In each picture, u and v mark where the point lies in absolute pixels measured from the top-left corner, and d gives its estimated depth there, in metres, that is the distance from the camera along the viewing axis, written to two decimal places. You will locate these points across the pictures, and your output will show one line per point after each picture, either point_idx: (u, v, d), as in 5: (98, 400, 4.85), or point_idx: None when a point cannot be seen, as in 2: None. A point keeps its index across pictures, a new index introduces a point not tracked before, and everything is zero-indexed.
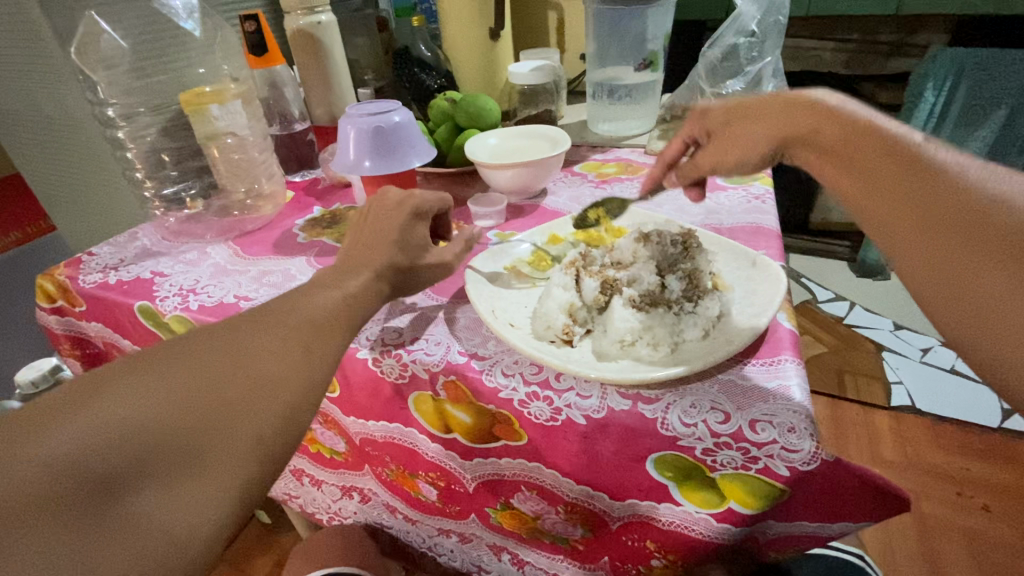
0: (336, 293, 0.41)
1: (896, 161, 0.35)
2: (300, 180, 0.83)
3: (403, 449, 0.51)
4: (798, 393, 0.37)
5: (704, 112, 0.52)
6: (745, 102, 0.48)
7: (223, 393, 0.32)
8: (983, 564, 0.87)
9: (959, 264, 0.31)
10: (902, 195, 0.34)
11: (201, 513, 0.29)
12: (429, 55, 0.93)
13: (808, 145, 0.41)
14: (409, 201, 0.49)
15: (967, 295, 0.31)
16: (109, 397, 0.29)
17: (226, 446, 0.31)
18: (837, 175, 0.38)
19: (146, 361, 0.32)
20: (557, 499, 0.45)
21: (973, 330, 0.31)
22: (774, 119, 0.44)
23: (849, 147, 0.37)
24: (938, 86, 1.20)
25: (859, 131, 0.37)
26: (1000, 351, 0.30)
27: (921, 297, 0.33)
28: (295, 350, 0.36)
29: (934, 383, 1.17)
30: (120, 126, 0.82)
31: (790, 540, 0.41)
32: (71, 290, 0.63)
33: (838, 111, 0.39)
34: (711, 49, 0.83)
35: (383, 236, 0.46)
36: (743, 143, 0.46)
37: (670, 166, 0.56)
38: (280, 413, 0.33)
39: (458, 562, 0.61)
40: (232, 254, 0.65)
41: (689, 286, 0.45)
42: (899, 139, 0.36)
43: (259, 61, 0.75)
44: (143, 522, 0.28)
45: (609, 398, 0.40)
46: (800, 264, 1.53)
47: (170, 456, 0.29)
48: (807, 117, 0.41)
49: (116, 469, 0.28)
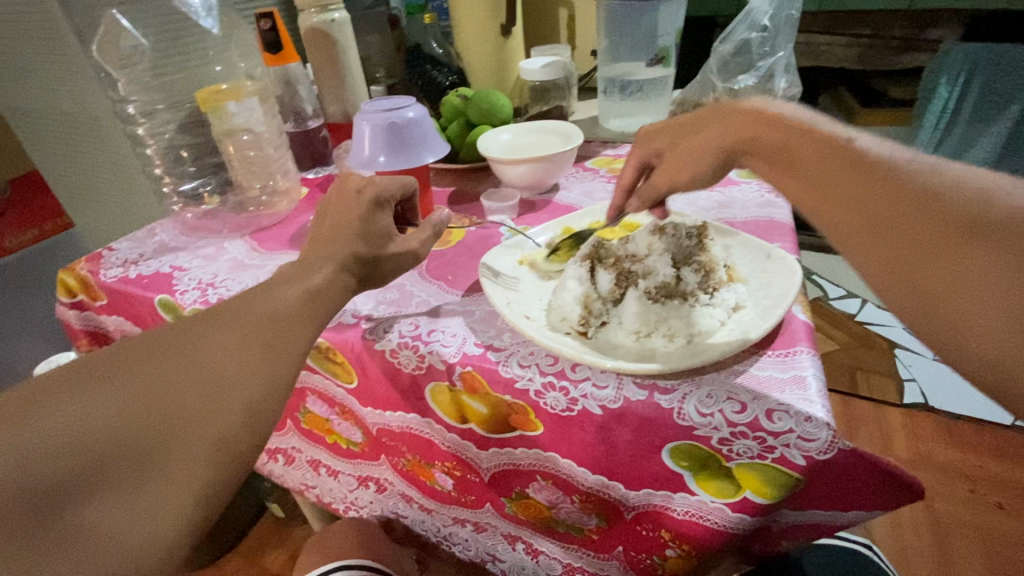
0: (298, 289, 0.41)
1: (835, 160, 0.39)
2: (314, 176, 0.84)
3: (420, 439, 0.52)
4: (813, 384, 0.38)
5: (650, 136, 0.54)
6: (686, 117, 0.51)
7: (171, 400, 0.32)
8: (997, 562, 0.87)
9: (878, 234, 0.35)
10: (831, 184, 0.38)
11: (152, 522, 0.31)
12: (440, 52, 0.92)
13: (755, 150, 0.44)
14: (369, 189, 0.49)
15: (888, 260, 0.34)
16: (52, 409, 0.30)
17: (177, 455, 0.31)
18: (785, 179, 0.42)
19: (97, 367, 0.32)
20: (573, 488, 0.46)
21: (896, 289, 0.33)
22: (720, 127, 0.47)
23: (786, 149, 0.42)
24: (951, 80, 1.19)
25: (796, 133, 0.42)
26: (948, 324, 0.31)
27: (873, 281, 0.35)
28: (254, 345, 0.36)
29: (948, 381, 1.16)
30: (140, 123, 0.83)
31: (801, 528, 0.41)
32: (92, 284, 0.64)
33: (775, 117, 0.44)
34: (723, 45, 0.83)
35: (344, 227, 0.47)
36: (695, 154, 0.49)
37: (629, 191, 0.56)
38: (240, 408, 0.34)
39: (473, 552, 0.61)
40: (250, 249, 0.66)
41: (704, 278, 0.45)
42: (826, 135, 0.40)
43: (275, 60, 0.77)
44: (93, 534, 0.29)
45: (625, 388, 0.41)
46: (812, 262, 1.52)
47: (115, 467, 0.30)
48: (749, 124, 0.45)
49: (59, 483, 0.29)
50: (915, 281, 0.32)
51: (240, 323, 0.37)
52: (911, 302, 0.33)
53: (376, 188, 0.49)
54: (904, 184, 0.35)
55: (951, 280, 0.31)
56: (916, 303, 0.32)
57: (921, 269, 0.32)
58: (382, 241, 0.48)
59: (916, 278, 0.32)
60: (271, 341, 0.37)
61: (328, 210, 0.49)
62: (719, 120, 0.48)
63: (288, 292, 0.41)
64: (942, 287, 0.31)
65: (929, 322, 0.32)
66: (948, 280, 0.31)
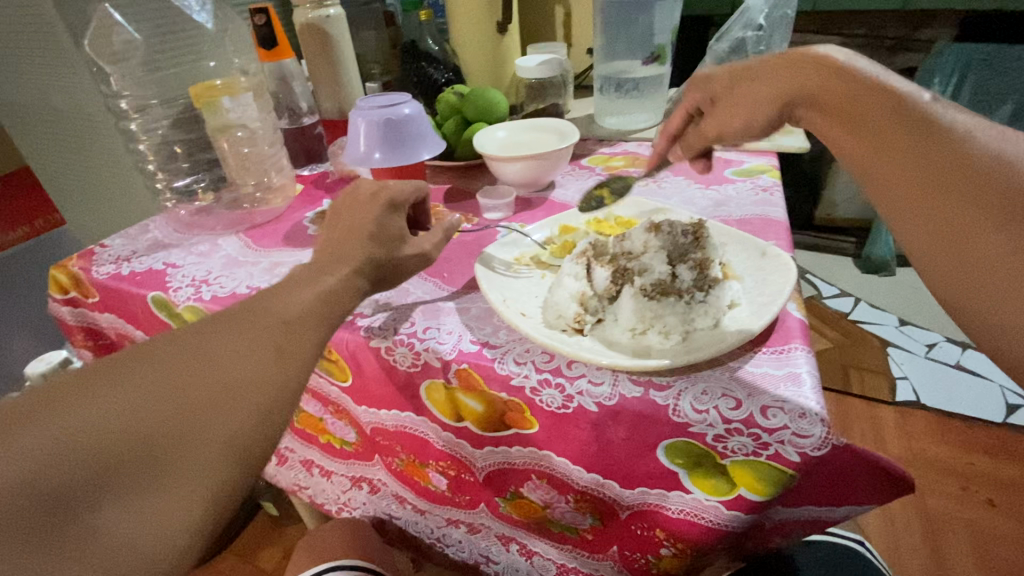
0: (314, 291, 0.41)
1: (897, 120, 0.36)
2: (309, 174, 0.83)
3: (414, 438, 0.52)
4: (808, 380, 0.38)
5: (711, 80, 0.54)
6: (748, 66, 0.49)
7: (187, 401, 0.31)
8: (988, 559, 0.88)
9: (931, 200, 0.33)
10: (888, 141, 0.36)
11: (162, 528, 0.29)
12: (437, 49, 0.92)
13: (811, 105, 0.42)
14: (383, 192, 0.50)
15: (938, 226, 0.33)
16: (63, 409, 0.28)
17: (191, 457, 0.30)
18: (839, 135, 0.40)
19: (109, 368, 0.31)
20: (568, 488, 0.46)
21: (938, 258, 0.33)
22: (780, 77, 0.45)
23: (848, 100, 0.39)
24: (945, 80, 1.23)
25: (860, 86, 0.39)
26: (989, 305, 0.31)
27: (915, 253, 0.35)
28: (266, 349, 0.36)
29: (940, 379, 1.17)
30: (133, 118, 0.82)
31: (795, 526, 0.41)
32: (84, 281, 0.64)
33: (842, 67, 0.40)
34: (718, 43, 0.84)
35: (359, 229, 0.47)
36: (751, 104, 0.48)
37: (675, 137, 0.60)
38: (254, 411, 0.33)
39: (466, 553, 0.61)
40: (243, 246, 0.65)
41: (701, 275, 0.44)
42: (895, 91, 0.37)
43: (270, 55, 0.77)
44: (102, 539, 0.28)
45: (620, 385, 0.41)
46: (805, 260, 1.53)
47: (127, 469, 0.29)
48: (811, 75, 0.42)
49: (70, 484, 0.27)
50: (960, 251, 0.32)
51: (256, 331, 0.36)
52: (951, 271, 0.32)
53: (390, 192, 0.50)
54: (968, 154, 0.33)
55: (996, 257, 0.30)
56: (956, 273, 0.32)
57: (968, 241, 0.32)
58: (394, 243, 0.48)
59: (961, 248, 0.32)
60: (282, 344, 0.36)
61: (343, 213, 0.50)
62: (782, 67, 0.45)
63: (302, 297, 0.41)
64: (987, 261, 0.31)
65: (964, 292, 0.32)
66: (993, 256, 0.31)
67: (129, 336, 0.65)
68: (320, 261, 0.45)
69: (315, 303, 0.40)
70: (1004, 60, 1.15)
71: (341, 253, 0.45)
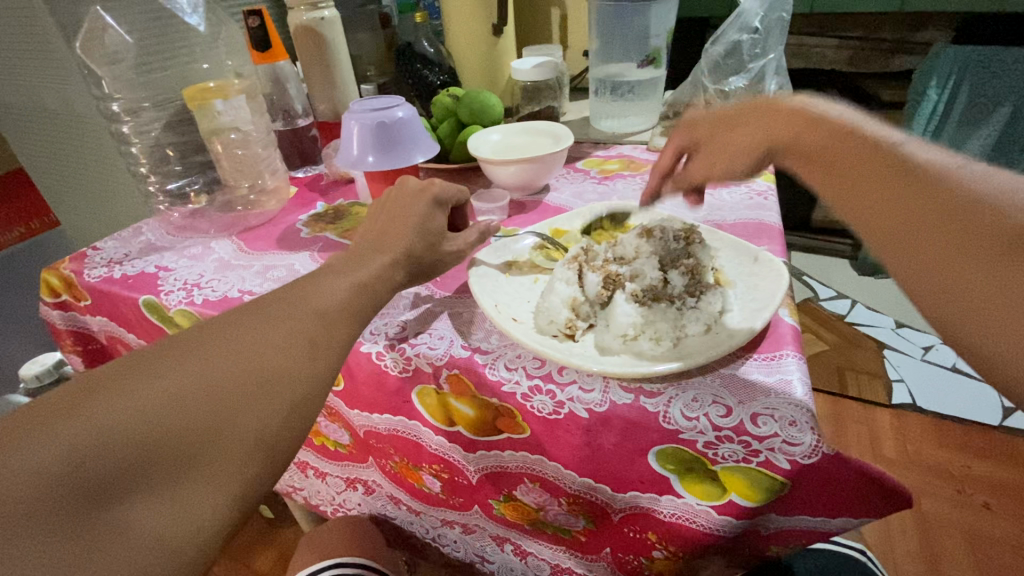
0: (350, 281, 0.41)
1: (882, 166, 0.36)
2: (302, 176, 0.84)
3: (408, 442, 0.52)
4: (800, 386, 0.38)
5: (693, 122, 0.52)
6: (726, 112, 0.49)
7: (223, 392, 0.31)
8: (984, 562, 0.88)
9: (931, 245, 0.32)
10: (877, 188, 0.36)
11: (196, 520, 0.29)
12: (432, 52, 0.91)
13: (794, 152, 0.42)
14: (431, 188, 0.49)
15: (936, 272, 0.32)
16: (105, 397, 0.28)
17: (225, 448, 0.30)
18: (826, 183, 0.39)
19: (147, 359, 0.31)
20: (560, 491, 0.45)
21: (944, 305, 0.31)
22: (758, 124, 0.45)
23: (827, 149, 0.39)
24: (941, 83, 1.20)
25: (839, 136, 0.39)
26: (1002, 352, 0.29)
27: (918, 299, 0.33)
28: (300, 344, 0.35)
29: (936, 382, 1.17)
30: (125, 121, 0.82)
31: (791, 534, 0.41)
32: (76, 285, 0.64)
33: (817, 118, 0.41)
34: (714, 47, 0.83)
35: (384, 227, 0.47)
36: (730, 151, 0.47)
37: (665, 175, 0.56)
38: (276, 411, 0.33)
39: (462, 553, 0.62)
40: (236, 250, 0.65)
41: (692, 281, 0.45)
42: (873, 139, 0.38)
43: (263, 57, 0.76)
44: (131, 530, 0.27)
45: (611, 392, 0.41)
46: (801, 262, 1.53)
47: (165, 460, 0.29)
48: (789, 124, 0.42)
49: (105, 474, 0.27)
50: (961, 298, 0.31)
51: (288, 321, 0.36)
52: (957, 317, 0.31)
53: (436, 189, 0.49)
54: (956, 195, 0.33)
55: (995, 300, 0.29)
56: (958, 319, 0.31)
57: (969, 287, 0.30)
58: (437, 239, 0.48)
59: (961, 294, 0.31)
60: (317, 338, 0.36)
61: (386, 206, 0.49)
62: (759, 115, 0.45)
63: (339, 286, 0.40)
64: (989, 306, 0.30)
65: (967, 333, 0.30)
66: (994, 299, 0.29)
67: (121, 339, 0.65)
68: (355, 256, 0.44)
69: (354, 296, 0.40)
70: (1002, 62, 1.13)
71: (385, 245, 0.45)
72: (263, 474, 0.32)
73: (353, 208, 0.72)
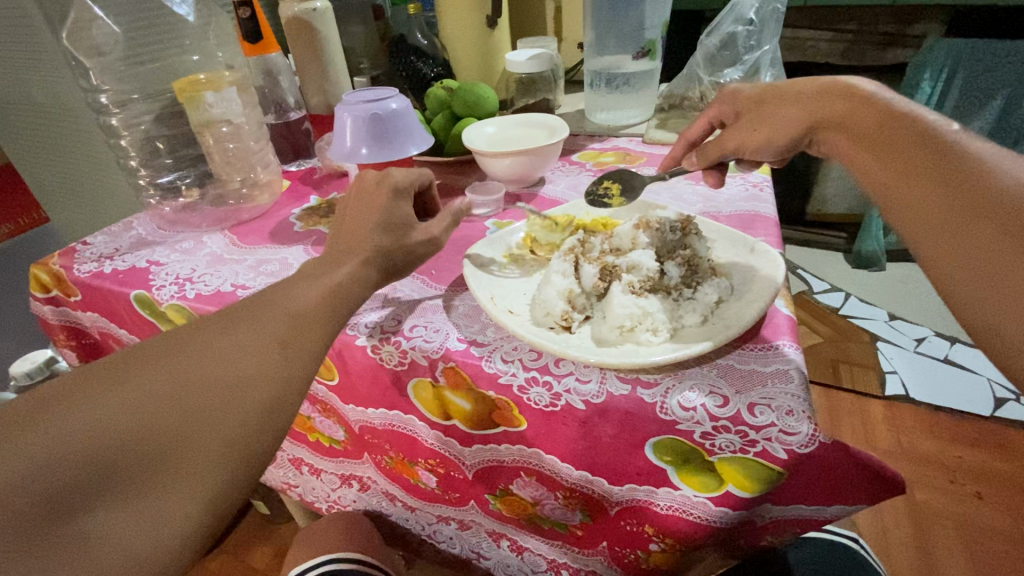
0: (314, 285, 0.39)
1: (930, 149, 0.36)
2: (297, 169, 0.83)
3: (403, 436, 0.51)
4: (796, 377, 0.38)
5: (738, 94, 0.53)
6: (777, 85, 0.49)
7: (185, 401, 0.31)
8: (976, 551, 0.88)
9: (966, 232, 0.33)
10: (922, 170, 0.36)
11: (157, 530, 0.30)
12: (425, 43, 0.91)
13: (839, 128, 0.42)
14: (387, 179, 0.46)
15: (968, 252, 0.33)
16: (66, 410, 0.28)
17: (185, 460, 0.30)
18: (867, 160, 0.40)
19: (109, 369, 0.31)
20: (557, 485, 0.45)
21: (970, 289, 0.32)
22: (809, 101, 0.45)
23: (880, 129, 0.39)
24: (934, 77, 1.21)
25: (894, 116, 0.39)
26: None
27: (943, 280, 0.34)
28: (271, 348, 0.34)
29: (929, 372, 1.18)
30: (113, 113, 0.81)
31: (784, 522, 0.41)
32: (66, 280, 0.63)
33: (873, 97, 0.41)
34: (708, 38, 0.84)
35: (363, 221, 0.44)
36: (777, 124, 0.48)
37: (692, 145, 0.59)
38: (255, 410, 0.32)
39: (458, 549, 0.62)
40: (229, 244, 0.64)
41: (688, 272, 0.46)
42: (923, 121, 0.38)
43: (254, 49, 0.77)
44: (94, 541, 0.28)
45: (608, 383, 0.40)
46: (797, 256, 1.55)
47: (123, 473, 0.29)
48: (842, 102, 0.42)
49: (67, 488, 0.27)
50: (984, 273, 0.32)
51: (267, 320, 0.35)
52: (984, 302, 0.32)
53: (394, 178, 0.46)
54: (997, 187, 0.33)
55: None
56: (981, 301, 0.32)
57: (1005, 276, 0.31)
58: (403, 230, 0.44)
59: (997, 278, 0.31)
60: (287, 339, 0.35)
61: (348, 207, 0.46)
62: (812, 92, 0.45)
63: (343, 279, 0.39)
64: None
65: (987, 311, 0.32)
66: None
67: (113, 335, 0.64)
68: (334, 253, 0.43)
69: (327, 295, 0.39)
70: (994, 57, 1.15)
71: (359, 243, 0.43)
72: (243, 478, 0.32)
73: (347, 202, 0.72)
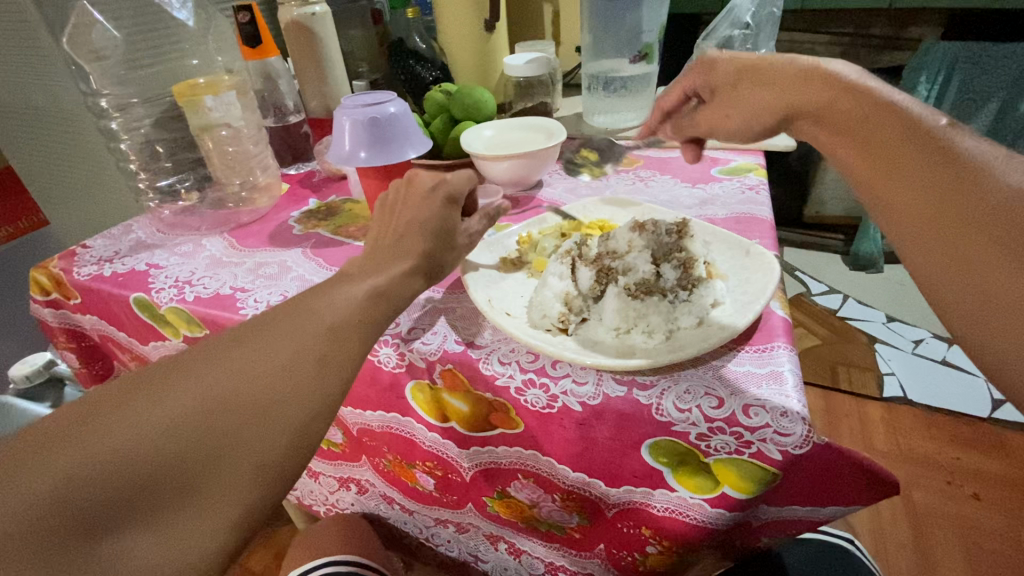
0: (349, 294, 0.38)
1: (908, 137, 0.36)
2: (295, 173, 0.84)
3: (401, 438, 0.51)
4: (790, 379, 0.38)
5: (712, 66, 0.53)
6: (757, 64, 0.49)
7: (224, 414, 0.30)
8: (973, 552, 0.89)
9: (934, 223, 0.33)
10: (897, 161, 0.36)
11: (191, 547, 0.29)
12: (424, 47, 0.91)
13: (817, 116, 0.42)
14: (442, 185, 0.45)
15: (934, 243, 0.33)
16: (106, 422, 0.28)
17: (222, 474, 0.29)
18: (845, 148, 0.40)
19: (149, 379, 0.31)
20: (554, 487, 0.46)
21: (938, 279, 0.33)
22: (790, 84, 0.45)
23: (858, 119, 0.39)
24: (931, 78, 1.21)
25: (873, 104, 0.39)
26: (983, 329, 0.31)
27: (914, 267, 0.35)
28: (307, 362, 0.33)
29: (928, 374, 1.19)
30: (113, 117, 0.82)
31: (779, 524, 0.42)
32: (65, 283, 0.63)
33: (853, 83, 0.41)
34: (705, 42, 0.85)
35: (385, 239, 0.44)
36: (754, 109, 0.49)
37: (668, 114, 0.61)
38: (288, 432, 0.31)
39: (456, 551, 0.62)
40: (227, 246, 0.65)
41: (684, 274, 0.45)
42: (904, 109, 0.38)
43: (254, 53, 0.76)
44: (130, 559, 0.27)
45: (604, 385, 0.41)
46: (794, 258, 1.55)
47: (160, 489, 0.28)
48: (820, 89, 0.42)
49: (106, 503, 0.27)
50: (950, 264, 0.32)
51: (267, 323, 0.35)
52: (949, 291, 0.32)
53: (450, 183, 0.45)
54: (969, 178, 0.33)
55: (986, 272, 0.31)
56: (949, 293, 0.32)
57: (967, 270, 0.31)
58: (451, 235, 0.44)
59: (962, 268, 0.32)
60: (325, 357, 0.34)
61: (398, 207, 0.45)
62: (792, 77, 0.45)
63: (352, 281, 0.39)
64: (989, 292, 0.31)
65: (951, 302, 0.32)
66: (989, 278, 0.31)
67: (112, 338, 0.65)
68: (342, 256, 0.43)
69: (368, 302, 0.38)
70: (990, 58, 1.15)
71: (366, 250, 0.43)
72: (280, 488, 0.32)
73: (346, 205, 0.73)
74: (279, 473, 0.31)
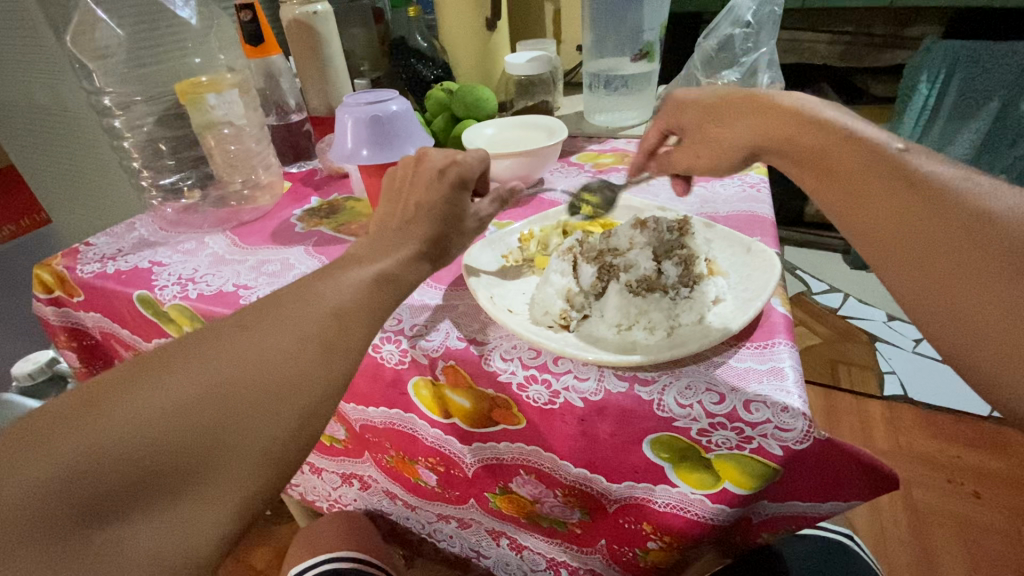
0: (359, 276, 0.39)
1: (884, 174, 0.34)
2: (297, 171, 0.84)
3: (403, 434, 0.52)
4: (791, 375, 0.38)
5: (677, 103, 0.51)
6: (715, 98, 0.46)
7: (223, 404, 0.30)
8: (973, 550, 0.89)
9: (933, 266, 0.31)
10: (877, 200, 0.34)
11: (190, 535, 0.29)
12: (425, 45, 0.93)
13: (785, 152, 0.40)
14: (453, 168, 0.47)
15: (935, 288, 0.31)
16: (104, 410, 0.28)
17: (223, 463, 0.29)
18: (819, 189, 0.37)
19: (149, 368, 0.30)
20: (556, 482, 0.46)
21: (942, 323, 0.31)
22: (753, 120, 0.42)
23: (828, 155, 0.36)
24: (932, 78, 1.21)
25: (839, 139, 0.36)
26: (1000, 374, 0.28)
27: (913, 311, 0.32)
28: (312, 347, 0.34)
29: (928, 373, 1.19)
30: (116, 115, 0.82)
31: (780, 520, 0.42)
32: (69, 281, 0.63)
33: (815, 118, 0.38)
34: (706, 40, 0.84)
35: (392, 227, 0.44)
36: (723, 146, 0.46)
37: (650, 154, 0.57)
38: (296, 415, 0.32)
39: (458, 547, 0.62)
40: (230, 244, 0.65)
41: (685, 271, 0.45)
42: (872, 143, 0.35)
43: (256, 51, 0.76)
44: (128, 546, 0.27)
45: (606, 381, 0.41)
46: (795, 257, 1.56)
47: (159, 478, 0.28)
48: (785, 124, 0.40)
49: (104, 491, 0.27)
50: (953, 307, 0.30)
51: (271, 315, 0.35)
52: (958, 337, 0.30)
53: (461, 166, 0.47)
54: (958, 212, 0.31)
55: (993, 316, 0.29)
56: (957, 338, 0.30)
57: (973, 313, 0.29)
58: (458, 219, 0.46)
59: (961, 312, 0.30)
60: (332, 341, 0.34)
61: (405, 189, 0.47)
62: (753, 112, 0.42)
63: (356, 275, 0.39)
64: (1002, 334, 0.28)
65: (958, 348, 0.30)
66: (1000, 323, 0.29)
67: (115, 335, 0.65)
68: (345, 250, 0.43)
69: (370, 293, 0.38)
70: (990, 58, 1.16)
71: (369, 245, 0.43)
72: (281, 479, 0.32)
73: (348, 203, 0.73)
74: (281, 465, 0.31)
